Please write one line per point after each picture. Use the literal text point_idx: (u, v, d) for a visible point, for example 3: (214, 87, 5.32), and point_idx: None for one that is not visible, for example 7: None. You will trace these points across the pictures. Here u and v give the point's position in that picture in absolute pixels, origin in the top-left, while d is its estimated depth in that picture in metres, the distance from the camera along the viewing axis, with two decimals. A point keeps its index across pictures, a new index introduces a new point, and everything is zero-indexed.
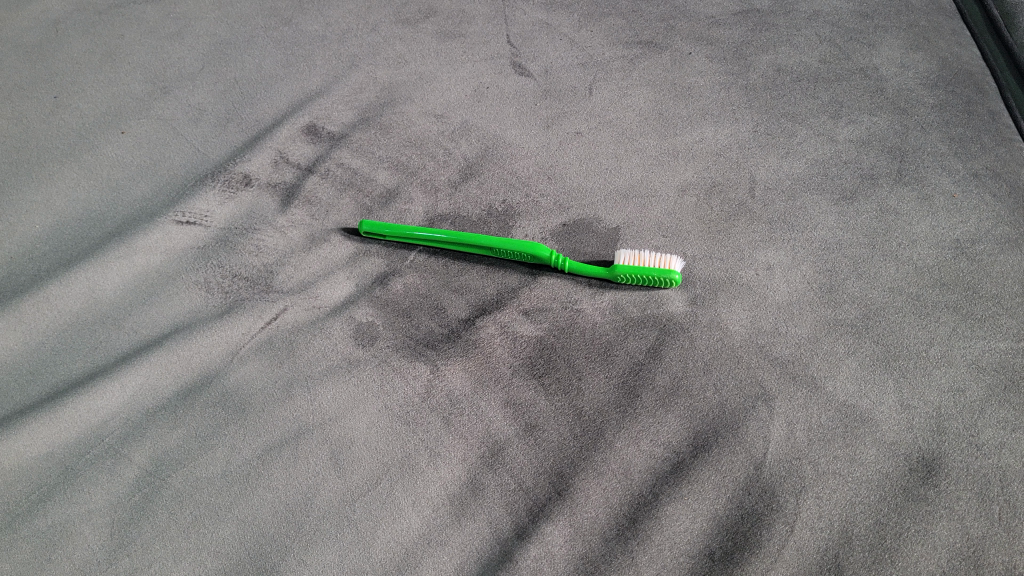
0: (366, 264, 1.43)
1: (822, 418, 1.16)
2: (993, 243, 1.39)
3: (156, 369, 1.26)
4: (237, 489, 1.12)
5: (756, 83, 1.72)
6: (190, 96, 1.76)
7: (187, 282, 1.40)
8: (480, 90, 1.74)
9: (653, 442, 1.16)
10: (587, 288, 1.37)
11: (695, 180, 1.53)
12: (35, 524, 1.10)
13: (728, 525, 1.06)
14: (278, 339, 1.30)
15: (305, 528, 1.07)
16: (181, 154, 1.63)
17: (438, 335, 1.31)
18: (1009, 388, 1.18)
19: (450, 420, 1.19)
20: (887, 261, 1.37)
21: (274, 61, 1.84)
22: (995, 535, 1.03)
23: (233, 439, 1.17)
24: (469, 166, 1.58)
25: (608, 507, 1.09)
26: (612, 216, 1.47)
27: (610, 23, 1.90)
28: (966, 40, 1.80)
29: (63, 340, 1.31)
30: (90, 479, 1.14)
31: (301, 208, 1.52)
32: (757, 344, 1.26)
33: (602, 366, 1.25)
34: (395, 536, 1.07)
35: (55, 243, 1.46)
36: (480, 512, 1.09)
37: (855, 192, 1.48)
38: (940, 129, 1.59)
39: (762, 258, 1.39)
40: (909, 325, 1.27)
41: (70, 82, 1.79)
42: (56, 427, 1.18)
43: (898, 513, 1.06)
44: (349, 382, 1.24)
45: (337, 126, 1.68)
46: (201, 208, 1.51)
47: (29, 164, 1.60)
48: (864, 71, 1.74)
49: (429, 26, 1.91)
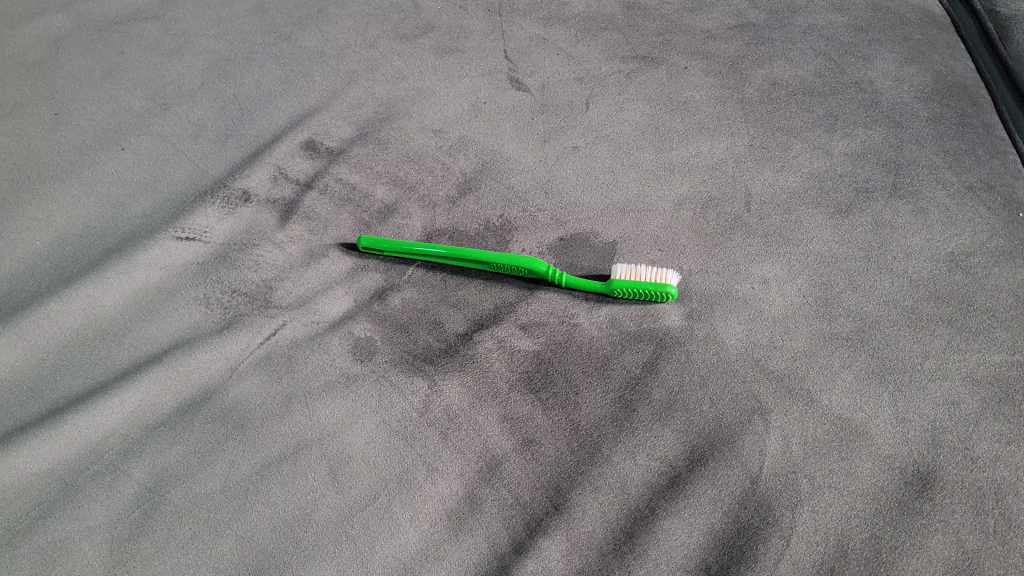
0: (364, 279, 1.44)
1: (818, 432, 1.17)
2: (988, 256, 1.39)
3: (157, 386, 1.27)
4: (236, 505, 1.13)
5: (752, 98, 1.74)
6: (190, 113, 1.77)
7: (186, 298, 1.41)
8: (478, 105, 1.76)
9: (650, 456, 1.16)
10: (584, 303, 1.38)
11: (691, 195, 1.54)
12: (35, 541, 1.10)
13: (724, 540, 1.07)
14: (277, 355, 1.31)
15: (303, 544, 1.08)
16: (181, 170, 1.64)
17: (436, 350, 1.32)
18: (1004, 401, 1.19)
19: (447, 435, 1.20)
20: (882, 275, 1.38)
21: (274, 77, 1.85)
22: (991, 548, 1.03)
23: (232, 455, 1.18)
24: (467, 180, 1.60)
25: (605, 522, 1.10)
26: (608, 230, 1.48)
27: (607, 37, 1.91)
28: (961, 53, 1.81)
29: (63, 357, 1.32)
30: (90, 496, 1.14)
31: (300, 223, 1.53)
32: (752, 358, 1.27)
33: (599, 381, 1.26)
34: (393, 551, 1.07)
35: (56, 259, 1.47)
36: (478, 527, 1.10)
37: (850, 206, 1.49)
38: (935, 142, 1.61)
39: (758, 272, 1.40)
40: (905, 339, 1.28)
41: (69, 99, 1.80)
42: (56, 444, 1.19)
43: (893, 527, 1.06)
44: (348, 398, 1.25)
45: (336, 141, 1.69)
46: (200, 224, 1.52)
47: (30, 181, 1.61)
48: (859, 84, 1.75)
49: (427, 41, 1.93)
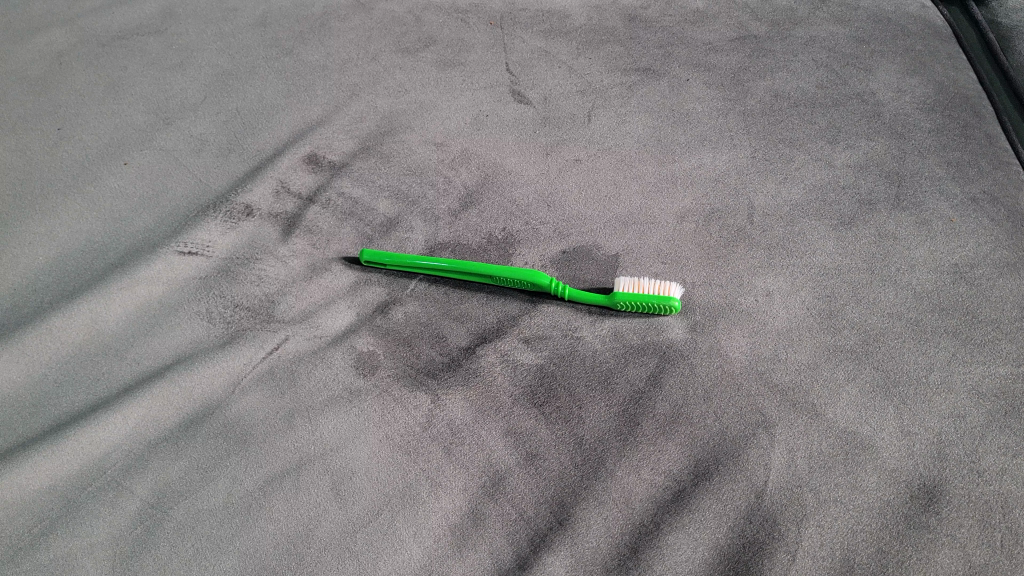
0: (367, 293, 1.44)
1: (823, 446, 1.17)
2: (991, 267, 1.39)
3: (159, 401, 1.26)
4: (238, 521, 1.12)
5: (754, 110, 1.74)
6: (192, 127, 1.78)
7: (188, 313, 1.41)
8: (480, 118, 1.76)
9: (654, 470, 1.16)
10: (587, 317, 1.38)
11: (692, 207, 1.54)
12: (36, 558, 1.10)
13: (729, 555, 1.06)
14: (279, 369, 1.31)
15: (305, 560, 1.07)
16: (183, 185, 1.65)
17: (438, 364, 1.31)
18: (1009, 414, 1.18)
19: (450, 450, 1.20)
20: (886, 287, 1.37)
21: (275, 91, 1.86)
22: (998, 562, 1.02)
23: (234, 471, 1.18)
24: (469, 193, 1.60)
25: (609, 537, 1.09)
26: (611, 243, 1.48)
27: (608, 50, 1.92)
28: (963, 63, 1.82)
29: (65, 372, 1.32)
30: (92, 512, 1.14)
31: (302, 237, 1.53)
32: (756, 372, 1.27)
33: (603, 395, 1.26)
34: (396, 567, 1.07)
35: (59, 275, 1.47)
36: (481, 544, 1.09)
37: (852, 218, 1.49)
38: (937, 154, 1.60)
39: (761, 285, 1.39)
40: (910, 352, 1.27)
41: (71, 114, 1.80)
42: (59, 461, 1.19)
43: (900, 541, 1.06)
44: (350, 412, 1.25)
45: (337, 155, 1.70)
46: (202, 238, 1.52)
47: (32, 197, 1.61)
48: (861, 96, 1.75)
49: (428, 55, 1.94)
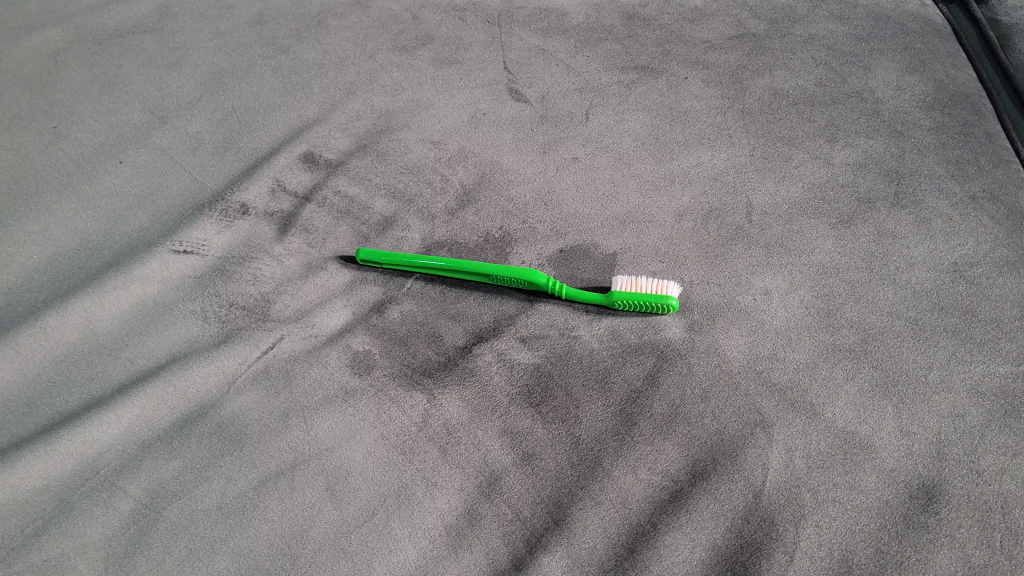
0: (363, 292, 1.43)
1: (821, 445, 1.16)
2: (991, 266, 1.38)
3: (153, 400, 1.26)
4: (233, 521, 1.11)
5: (753, 108, 1.73)
6: (188, 125, 1.77)
7: (183, 312, 1.40)
8: (477, 116, 1.75)
9: (651, 470, 1.15)
10: (584, 316, 1.37)
11: (691, 206, 1.53)
12: (29, 559, 1.09)
13: (727, 555, 1.06)
14: (275, 369, 1.30)
15: (300, 561, 1.07)
16: (179, 183, 1.64)
17: (435, 363, 1.31)
18: (1009, 413, 1.17)
19: (446, 450, 1.19)
20: (885, 286, 1.36)
21: (272, 89, 1.85)
22: (997, 563, 1.01)
23: (229, 470, 1.17)
24: (466, 192, 1.59)
25: (606, 537, 1.08)
26: (608, 242, 1.48)
27: (606, 48, 1.91)
28: (963, 61, 1.81)
29: (59, 372, 1.31)
30: (85, 512, 1.13)
31: (298, 236, 1.52)
32: (754, 371, 1.26)
33: (600, 394, 1.25)
34: (391, 568, 1.06)
35: (53, 274, 1.46)
36: (477, 544, 1.08)
37: (852, 216, 1.48)
38: (937, 152, 1.60)
39: (760, 284, 1.39)
40: (909, 351, 1.27)
41: (67, 113, 1.79)
42: (52, 461, 1.18)
43: (899, 542, 1.05)
44: (346, 412, 1.24)
45: (334, 153, 1.69)
46: (198, 237, 1.51)
47: (28, 196, 1.61)
48: (861, 94, 1.74)
49: (426, 53, 1.93)
